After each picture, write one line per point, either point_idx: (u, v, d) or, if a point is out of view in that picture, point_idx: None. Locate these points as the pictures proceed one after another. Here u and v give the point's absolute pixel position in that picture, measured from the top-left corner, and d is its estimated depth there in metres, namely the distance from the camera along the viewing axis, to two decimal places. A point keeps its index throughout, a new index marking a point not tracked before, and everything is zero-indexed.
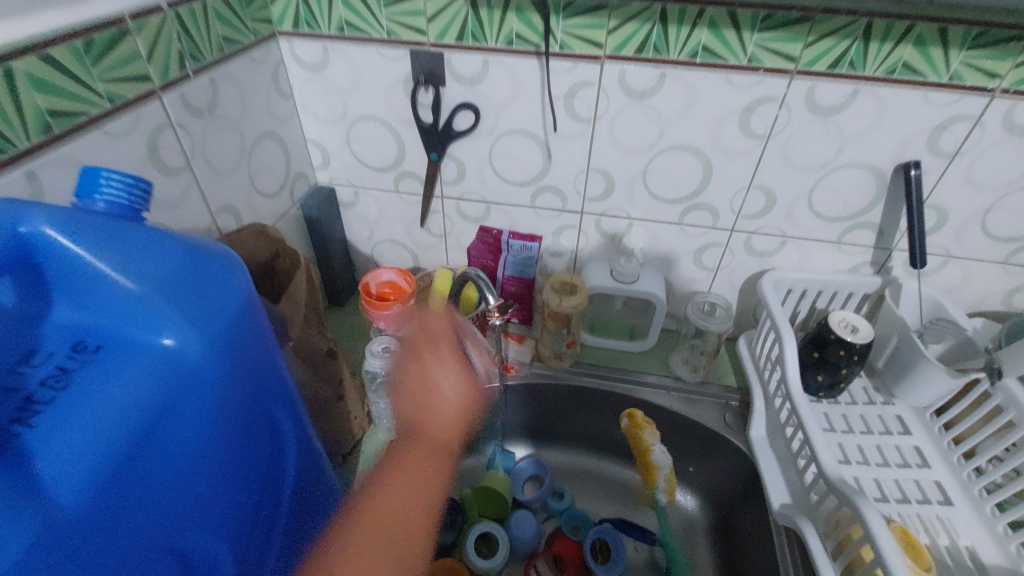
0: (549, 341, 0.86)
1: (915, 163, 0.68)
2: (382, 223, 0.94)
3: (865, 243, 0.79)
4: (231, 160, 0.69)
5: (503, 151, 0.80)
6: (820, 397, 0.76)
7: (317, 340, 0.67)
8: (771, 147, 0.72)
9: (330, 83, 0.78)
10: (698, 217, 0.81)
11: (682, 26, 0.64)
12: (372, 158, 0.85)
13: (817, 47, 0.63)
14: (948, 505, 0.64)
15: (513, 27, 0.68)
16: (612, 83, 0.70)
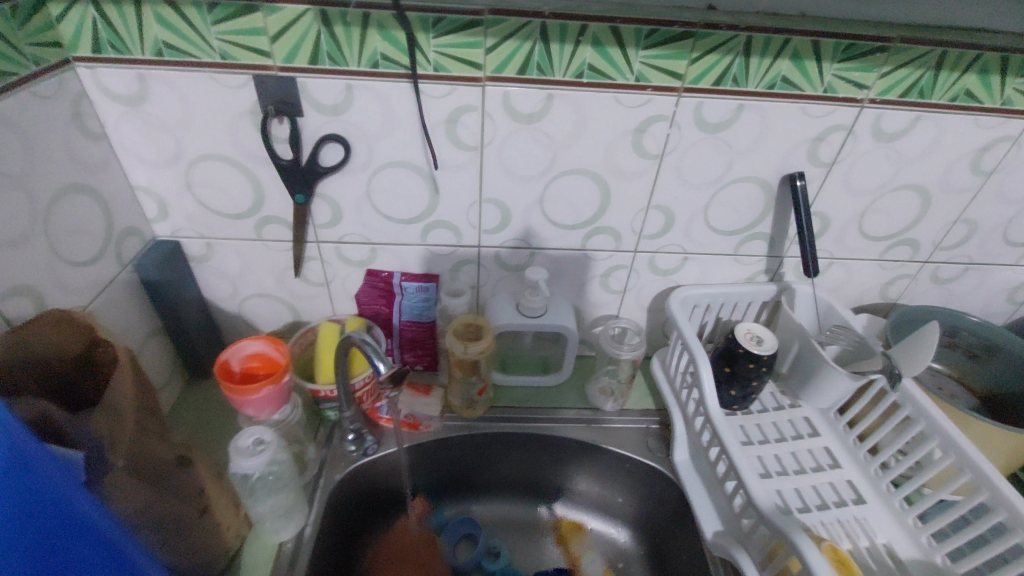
0: (459, 390, 0.79)
1: (799, 174, 0.70)
2: (247, 277, 0.80)
3: (759, 253, 0.81)
4: (17, 226, 0.53)
5: (383, 185, 0.71)
6: (734, 410, 0.74)
7: (162, 449, 0.51)
8: (664, 166, 0.70)
9: (155, 118, 0.64)
10: (600, 241, 0.78)
11: (565, 44, 0.59)
12: (224, 204, 0.71)
13: (701, 64, 0.61)
14: (862, 503, 0.65)
15: (377, 48, 0.59)
16: (497, 106, 0.64)
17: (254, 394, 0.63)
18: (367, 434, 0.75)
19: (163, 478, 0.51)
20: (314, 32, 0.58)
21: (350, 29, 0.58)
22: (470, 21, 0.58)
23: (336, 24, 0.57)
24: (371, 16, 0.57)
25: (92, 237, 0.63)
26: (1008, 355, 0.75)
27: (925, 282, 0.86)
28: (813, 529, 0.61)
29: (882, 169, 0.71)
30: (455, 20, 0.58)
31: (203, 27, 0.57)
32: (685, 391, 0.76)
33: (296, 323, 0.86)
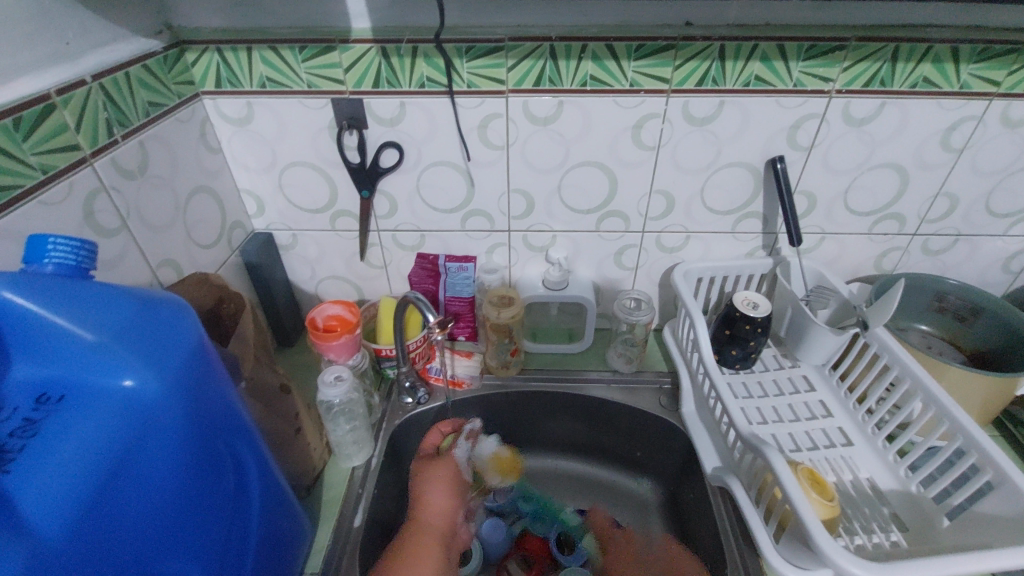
0: (494, 353, 0.86)
1: (780, 157, 0.72)
2: (324, 262, 0.88)
3: (895, 264, 0.85)
4: (166, 215, 0.64)
5: (430, 183, 0.77)
6: (737, 369, 0.81)
7: (269, 375, 0.60)
8: (813, 158, 0.73)
9: (257, 134, 0.73)
10: (750, 225, 0.81)
11: (738, 60, 0.65)
12: (305, 201, 0.80)
13: (852, 71, 0.66)
14: (849, 445, 0.71)
15: (543, 70, 0.66)
16: (520, 113, 0.70)
17: (337, 341, 0.69)
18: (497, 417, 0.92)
19: (270, 399, 0.60)
20: (462, 79, 0.67)
21: (403, 58, 0.66)
22: (495, 48, 0.65)
23: (561, 57, 0.65)
24: (588, 48, 0.64)
25: (213, 226, 0.73)
26: (990, 316, 0.76)
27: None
28: (801, 462, 0.68)
29: (1009, 150, 0.72)
30: (533, 46, 0.64)
31: (295, 63, 0.67)
32: (688, 351, 0.81)
33: (361, 300, 0.93)
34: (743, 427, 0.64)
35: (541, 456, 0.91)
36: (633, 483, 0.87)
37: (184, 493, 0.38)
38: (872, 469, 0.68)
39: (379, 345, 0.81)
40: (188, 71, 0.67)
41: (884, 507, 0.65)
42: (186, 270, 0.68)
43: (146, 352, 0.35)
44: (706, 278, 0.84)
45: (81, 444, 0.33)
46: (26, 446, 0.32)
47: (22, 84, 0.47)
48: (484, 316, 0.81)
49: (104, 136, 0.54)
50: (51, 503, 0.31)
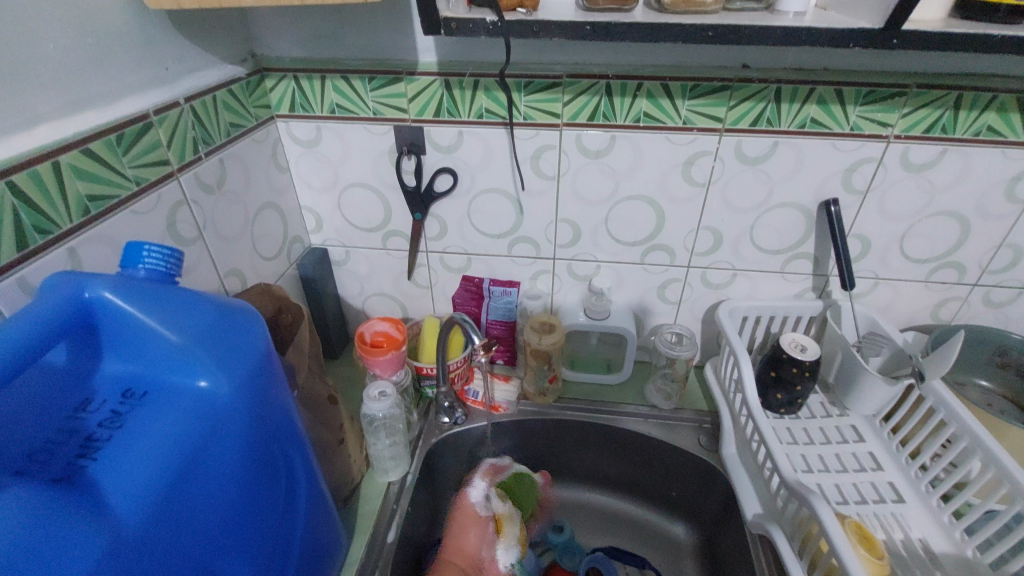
0: (532, 378, 0.86)
1: (834, 200, 0.71)
2: (373, 279, 0.91)
3: (953, 314, 0.82)
4: (236, 227, 0.68)
5: (480, 209, 0.80)
6: (781, 414, 0.79)
7: (319, 386, 0.63)
8: (868, 202, 0.72)
9: (322, 156, 0.78)
10: (800, 265, 0.80)
11: (794, 103, 0.65)
12: (361, 220, 0.84)
13: (912, 117, 0.65)
14: (900, 502, 0.67)
15: (598, 106, 0.68)
16: (572, 145, 0.72)
17: (383, 356, 0.72)
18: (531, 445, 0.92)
19: (318, 408, 0.62)
20: (519, 111, 0.70)
21: (464, 90, 0.69)
22: (553, 83, 0.67)
23: (617, 94, 0.67)
24: (644, 86, 0.66)
25: (276, 239, 0.77)
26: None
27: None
28: (847, 516, 0.66)
29: None
30: (589, 83, 0.67)
31: (364, 92, 0.71)
32: (732, 392, 0.80)
33: (405, 318, 0.95)
34: (788, 474, 0.62)
35: (573, 487, 0.90)
36: (667, 523, 0.85)
37: (242, 490, 0.40)
38: (924, 530, 0.65)
39: (421, 363, 0.82)
40: (267, 95, 0.72)
41: (938, 571, 0.61)
42: (250, 280, 0.72)
43: (222, 357, 0.38)
44: (752, 316, 0.83)
45: (159, 439, 0.35)
46: (112, 436, 0.35)
47: (127, 104, 0.52)
48: (525, 341, 0.83)
49: (190, 153, 0.59)
50: (132, 491, 0.33)
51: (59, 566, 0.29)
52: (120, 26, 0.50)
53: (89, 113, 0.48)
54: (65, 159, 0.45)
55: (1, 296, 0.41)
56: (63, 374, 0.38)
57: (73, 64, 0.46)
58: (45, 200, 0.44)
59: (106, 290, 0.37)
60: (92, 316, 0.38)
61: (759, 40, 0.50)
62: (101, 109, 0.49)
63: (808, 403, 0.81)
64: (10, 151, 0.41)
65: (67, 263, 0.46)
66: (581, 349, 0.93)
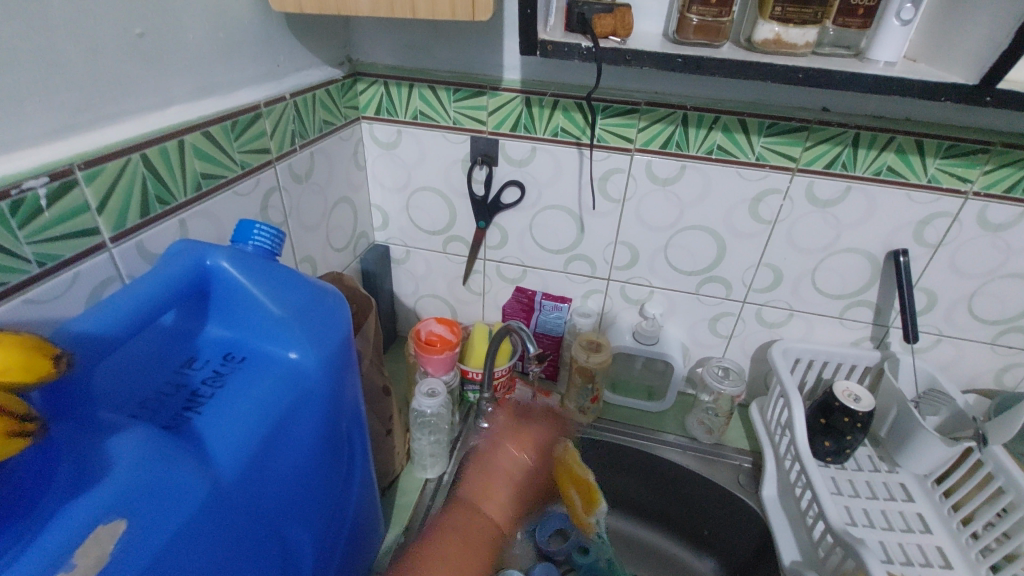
0: (574, 396, 0.86)
1: (903, 250, 0.71)
2: (428, 280, 0.94)
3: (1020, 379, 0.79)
4: (315, 218, 0.72)
5: (543, 223, 0.82)
6: (826, 461, 0.78)
7: (376, 376, 0.65)
8: (939, 256, 0.71)
9: (398, 159, 0.82)
10: (859, 313, 0.79)
11: (871, 149, 0.66)
12: (426, 223, 0.87)
13: (994, 175, 0.64)
14: (949, 568, 0.65)
15: (673, 135, 0.70)
16: (641, 170, 0.74)
17: (436, 356, 0.74)
18: None
19: (375, 396, 0.65)
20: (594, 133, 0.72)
21: (543, 108, 0.72)
22: (631, 109, 0.69)
23: (692, 125, 0.68)
24: (721, 119, 0.68)
25: (345, 233, 0.81)
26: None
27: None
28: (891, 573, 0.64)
29: None
30: (666, 113, 0.68)
31: (447, 102, 0.74)
32: (780, 436, 0.80)
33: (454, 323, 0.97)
34: (834, 521, 0.62)
35: (602, 509, 0.89)
36: (697, 560, 0.83)
37: (313, 458, 0.43)
38: None
39: (468, 367, 0.84)
40: (356, 98, 0.77)
41: None
42: (320, 268, 0.75)
43: (311, 331, 0.41)
44: (804, 359, 0.82)
45: (252, 401, 0.38)
46: (212, 395, 0.38)
47: (242, 94, 0.56)
48: (573, 357, 0.83)
49: (288, 144, 0.63)
50: (227, 446, 0.36)
51: (165, 506, 0.31)
52: (247, 25, 0.55)
53: (212, 100, 0.53)
54: (189, 139, 0.49)
55: (123, 257, 0.46)
56: (170, 331, 0.41)
57: (205, 55, 0.51)
58: (169, 176, 0.48)
59: (223, 260, 0.41)
60: (206, 283, 0.41)
61: (851, 87, 0.51)
62: (221, 96, 0.54)
63: (854, 454, 0.80)
64: (146, 127, 0.46)
65: (177, 233, 0.50)
66: (626, 373, 0.93)
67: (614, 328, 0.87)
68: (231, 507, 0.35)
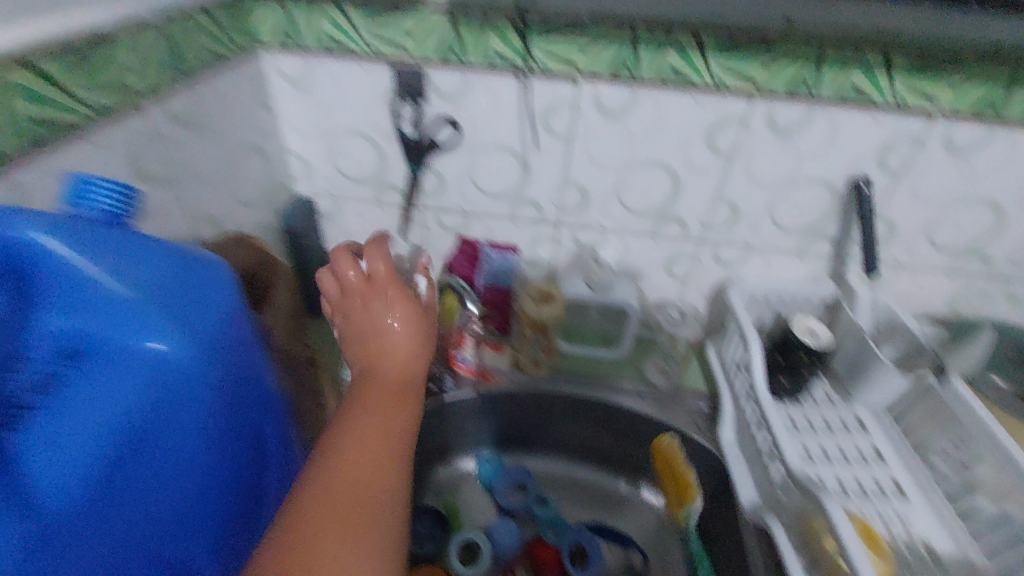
0: (527, 348, 0.82)
1: (866, 178, 0.66)
2: (362, 234, 0.84)
3: (973, 308, 0.78)
4: (213, 170, 0.61)
5: (483, 165, 0.73)
6: (784, 400, 0.76)
7: (299, 347, 0.59)
8: (902, 183, 0.67)
9: (311, 96, 0.71)
10: (819, 247, 0.75)
11: (835, 67, 0.59)
12: (353, 170, 0.77)
13: (964, 92, 0.59)
14: (904, 500, 0.65)
15: (622, 57, 0.62)
16: (587, 100, 0.65)
17: None
18: (505, 411, 0.83)
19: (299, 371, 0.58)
20: (533, 58, 0.63)
21: (473, 28, 0.62)
22: (571, 27, 0.61)
23: (643, 44, 0.61)
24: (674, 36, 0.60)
25: (256, 186, 0.71)
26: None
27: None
28: (851, 510, 0.63)
29: None
30: (612, 30, 0.60)
31: (360, 26, 0.64)
32: (736, 373, 0.77)
33: None
34: (795, 469, 0.60)
35: (563, 459, 0.86)
36: (659, 505, 0.82)
37: (198, 444, 0.41)
38: (926, 528, 0.63)
39: None
40: (251, 22, 0.65)
41: None
42: (227, 229, 0.65)
43: (177, 318, 0.38)
44: (762, 298, 0.79)
45: (94, 408, 0.36)
46: (48, 401, 0.35)
47: (83, 17, 0.45)
48: (522, 310, 0.78)
49: (161, 79, 0.52)
50: (60, 470, 0.34)
51: None
52: None
53: (40, 22, 0.42)
54: (9, 74, 0.38)
55: None
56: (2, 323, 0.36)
57: None
58: None
59: (46, 237, 0.34)
60: (33, 263, 0.35)
61: None
62: (52, 18, 0.42)
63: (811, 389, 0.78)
64: None
65: (12, 198, 0.40)
66: (582, 321, 0.88)
67: (567, 276, 0.81)
68: (62, 530, 0.35)
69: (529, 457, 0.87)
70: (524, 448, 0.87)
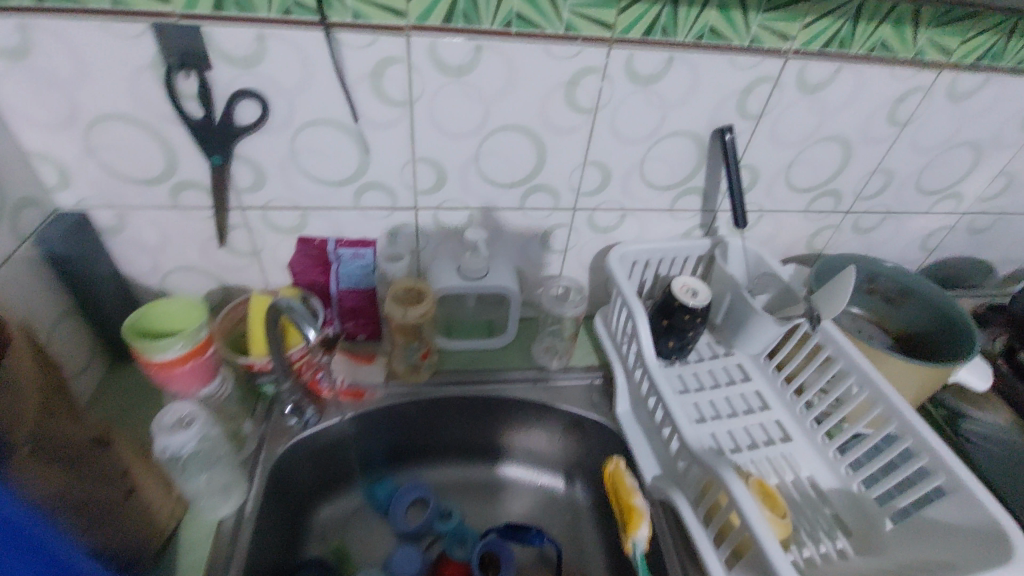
0: (401, 355, 0.71)
1: (729, 126, 0.63)
2: (168, 249, 0.66)
3: (828, 242, 0.82)
4: None
5: (308, 146, 0.59)
6: (672, 361, 0.74)
7: (65, 429, 0.43)
8: (762, 128, 0.65)
9: (38, 73, 0.51)
10: (690, 202, 0.73)
11: (692, 7, 0.54)
12: (133, 169, 0.58)
13: (813, 28, 0.57)
14: (789, 441, 0.67)
15: (457, 4, 0.51)
16: (423, 57, 0.54)
17: (180, 370, 0.53)
18: (384, 427, 0.72)
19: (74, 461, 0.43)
20: (345, 7, 0.50)
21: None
22: None
23: None
24: None
25: None
26: (919, 299, 0.74)
27: (960, 234, 0.84)
28: (744, 467, 0.63)
29: (944, 126, 0.69)
30: None
31: None
32: (626, 345, 0.72)
33: (228, 297, 0.73)
34: (690, 439, 0.57)
35: (460, 463, 0.79)
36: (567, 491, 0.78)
37: None
38: (812, 466, 0.65)
39: (251, 358, 0.62)
40: None
41: (827, 508, 0.62)
42: None
43: None
44: (641, 261, 0.76)
45: None
46: None
47: None
48: (387, 315, 0.66)
49: None
50: None
51: None
52: None
53: None
54: None
55: None
56: None
57: None
58: None
59: None
60: None
61: None
62: None
63: (696, 345, 0.78)
64: None
65: None
66: (461, 311, 0.79)
67: (434, 266, 0.71)
68: None
69: (423, 470, 0.78)
70: (415, 461, 0.78)
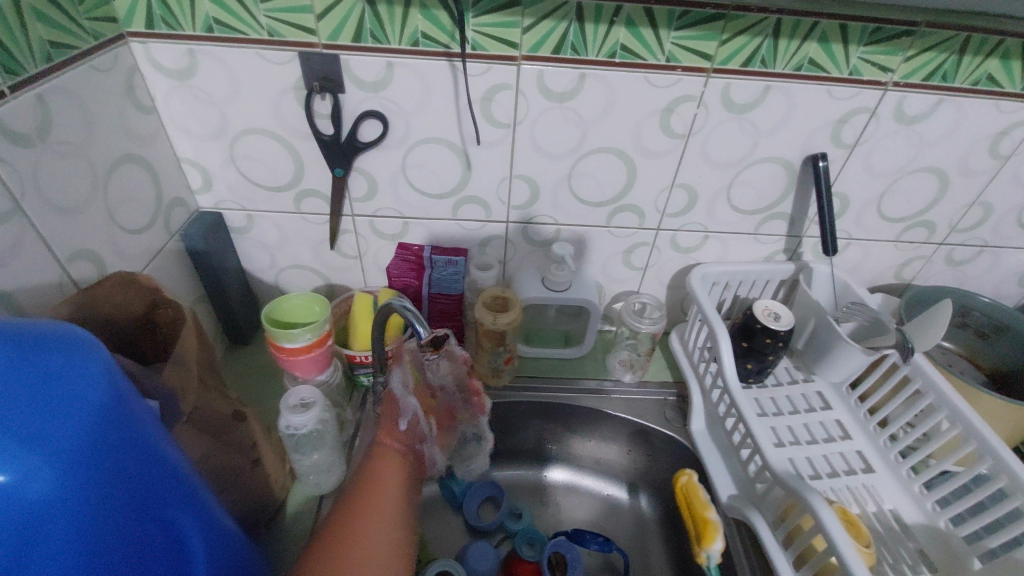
0: (486, 359, 0.75)
1: (823, 154, 0.64)
2: (285, 248, 0.73)
3: (916, 272, 0.80)
4: (80, 195, 0.49)
5: (418, 162, 0.65)
6: (749, 383, 0.75)
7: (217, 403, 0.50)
8: (854, 157, 0.66)
9: (201, 93, 0.59)
10: (774, 226, 0.73)
11: (792, 40, 0.56)
12: (266, 177, 0.66)
13: (916, 61, 0.57)
14: (871, 472, 0.66)
15: (568, 37, 0.55)
16: (531, 84, 0.58)
17: (303, 358, 0.59)
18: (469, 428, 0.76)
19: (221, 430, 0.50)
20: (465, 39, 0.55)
21: (393, 5, 0.52)
22: (509, 2, 0.53)
23: (589, 20, 0.54)
24: (623, 9, 0.53)
25: (143, 206, 0.58)
26: (1015, 336, 0.72)
27: None
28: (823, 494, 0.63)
29: None
30: (555, 3, 0.53)
31: (251, 4, 0.53)
32: (703, 365, 0.74)
33: (330, 294, 0.80)
34: (773, 462, 0.58)
35: (532, 467, 0.82)
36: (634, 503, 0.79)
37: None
38: (895, 500, 0.64)
39: (354, 351, 0.69)
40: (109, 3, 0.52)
41: (910, 542, 0.61)
42: (110, 265, 0.53)
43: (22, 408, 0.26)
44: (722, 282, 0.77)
45: None
46: None
47: None
48: (477, 320, 0.70)
49: None
50: None
51: None
52: None
53: None
54: None
55: None
56: None
57: None
58: None
59: None
60: None
61: None
62: None
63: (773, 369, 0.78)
64: None
65: None
66: (541, 321, 0.82)
67: (521, 276, 0.75)
68: None
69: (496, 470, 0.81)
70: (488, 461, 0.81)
